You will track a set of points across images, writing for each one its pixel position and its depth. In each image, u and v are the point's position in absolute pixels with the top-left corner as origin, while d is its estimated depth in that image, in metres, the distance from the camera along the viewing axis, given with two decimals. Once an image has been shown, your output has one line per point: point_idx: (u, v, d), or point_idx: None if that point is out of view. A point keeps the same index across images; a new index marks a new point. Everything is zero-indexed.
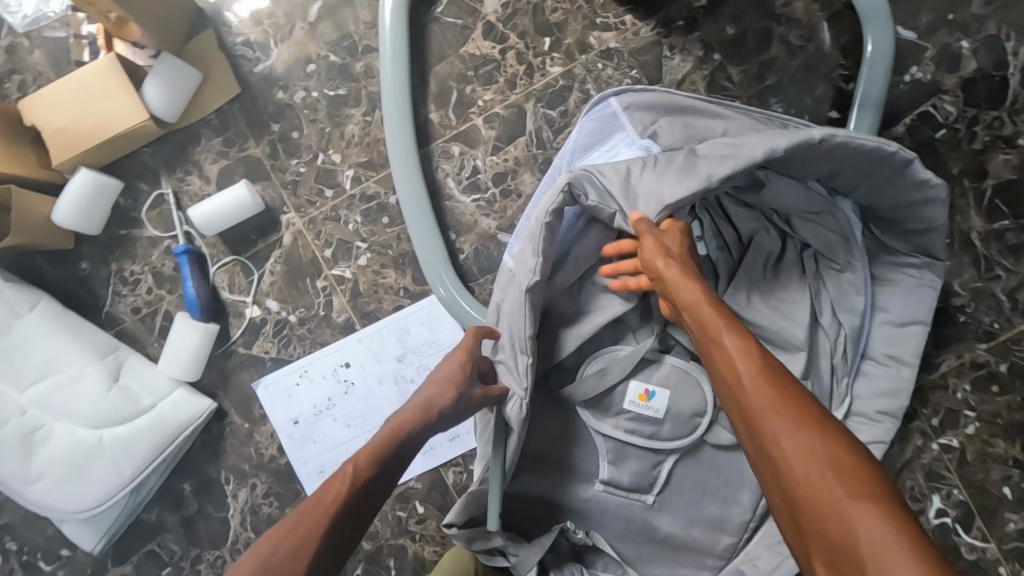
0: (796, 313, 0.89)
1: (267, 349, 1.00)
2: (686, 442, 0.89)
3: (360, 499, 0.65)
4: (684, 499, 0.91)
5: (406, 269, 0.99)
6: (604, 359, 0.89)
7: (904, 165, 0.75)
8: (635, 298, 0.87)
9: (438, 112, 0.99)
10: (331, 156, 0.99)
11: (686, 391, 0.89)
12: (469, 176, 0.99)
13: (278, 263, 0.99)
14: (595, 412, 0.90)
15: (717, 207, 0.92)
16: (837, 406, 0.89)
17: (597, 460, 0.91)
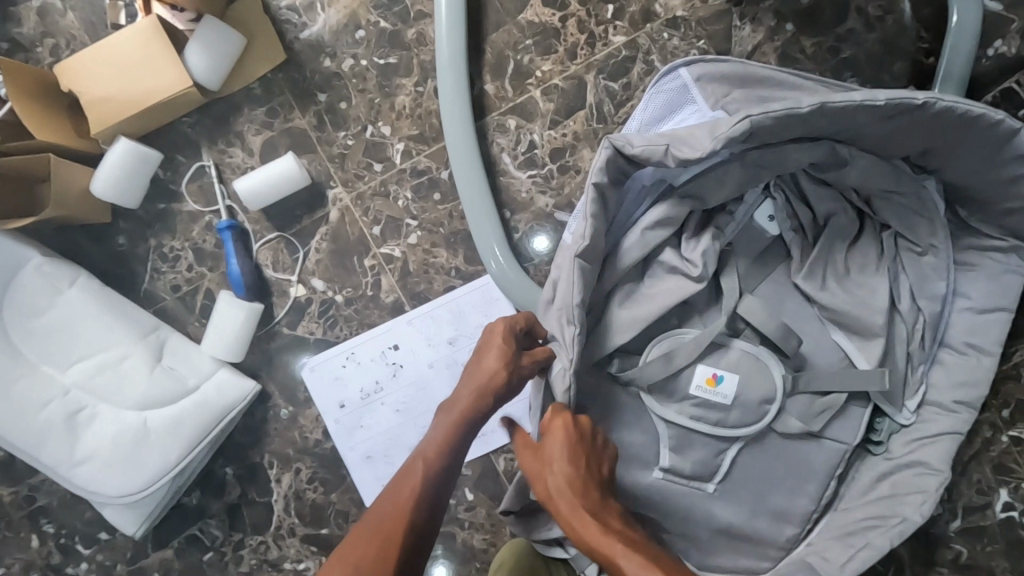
0: (873, 298, 0.86)
1: (313, 330, 0.96)
2: (753, 429, 0.87)
3: (432, 490, 0.66)
4: (747, 488, 0.90)
5: (457, 249, 0.95)
6: (669, 343, 0.86)
7: (1010, 137, 0.72)
8: (705, 278, 0.83)
9: (494, 83, 0.94)
10: (381, 128, 0.94)
11: (755, 377, 0.86)
12: (525, 151, 0.94)
13: (324, 240, 0.95)
14: (658, 397, 0.87)
15: (791, 184, 0.87)
16: (910, 396, 0.87)
17: (658, 448, 0.88)
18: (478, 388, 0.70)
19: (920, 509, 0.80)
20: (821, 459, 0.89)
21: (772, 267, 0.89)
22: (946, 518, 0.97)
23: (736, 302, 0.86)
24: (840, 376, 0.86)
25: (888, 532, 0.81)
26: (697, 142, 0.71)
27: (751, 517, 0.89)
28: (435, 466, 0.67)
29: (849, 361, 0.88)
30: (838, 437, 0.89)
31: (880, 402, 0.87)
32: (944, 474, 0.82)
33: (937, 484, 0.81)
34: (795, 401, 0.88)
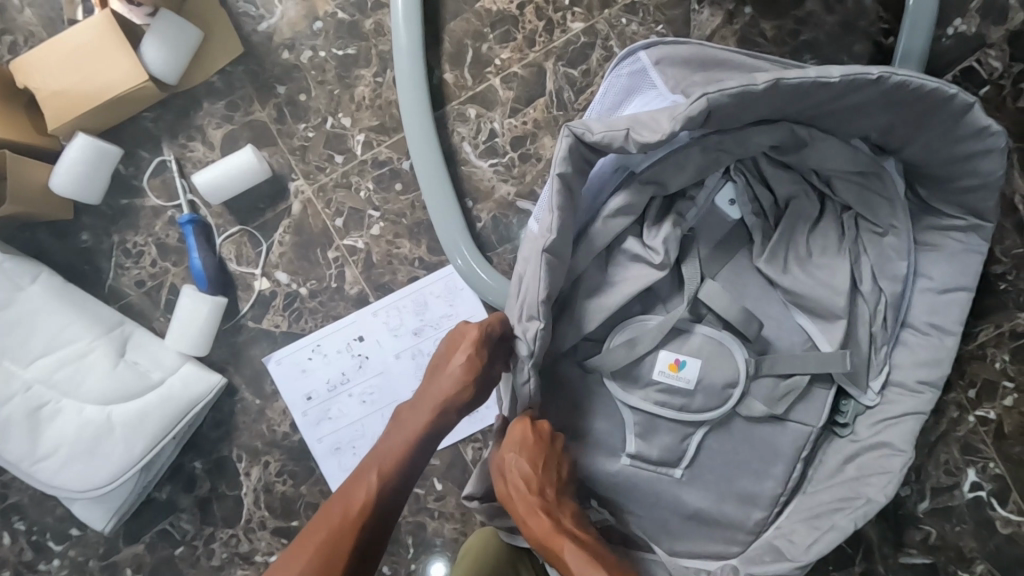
0: (836, 280, 0.85)
1: (278, 323, 0.96)
2: (717, 413, 0.86)
3: (383, 501, 0.65)
4: (715, 472, 0.89)
5: (420, 239, 0.95)
6: (634, 329, 0.85)
7: (964, 110, 0.72)
8: (667, 266, 0.82)
9: (453, 72, 0.93)
10: (341, 120, 0.94)
11: (718, 361, 0.85)
12: (486, 140, 0.94)
13: (287, 233, 0.95)
14: (622, 383, 0.86)
15: (752, 168, 0.87)
16: (874, 376, 0.87)
17: (623, 434, 0.87)
18: (443, 394, 0.68)
19: (884, 490, 0.80)
20: (788, 444, 0.89)
21: (735, 249, 0.88)
22: (914, 499, 0.97)
23: (698, 287, 0.85)
24: (803, 358, 0.86)
25: (854, 513, 0.81)
26: (658, 124, 0.69)
27: (717, 501, 0.89)
28: (390, 473, 0.66)
29: (813, 344, 0.88)
30: (803, 420, 0.89)
31: (846, 383, 0.87)
32: (908, 455, 0.82)
33: (901, 464, 0.82)
34: (759, 385, 0.87)
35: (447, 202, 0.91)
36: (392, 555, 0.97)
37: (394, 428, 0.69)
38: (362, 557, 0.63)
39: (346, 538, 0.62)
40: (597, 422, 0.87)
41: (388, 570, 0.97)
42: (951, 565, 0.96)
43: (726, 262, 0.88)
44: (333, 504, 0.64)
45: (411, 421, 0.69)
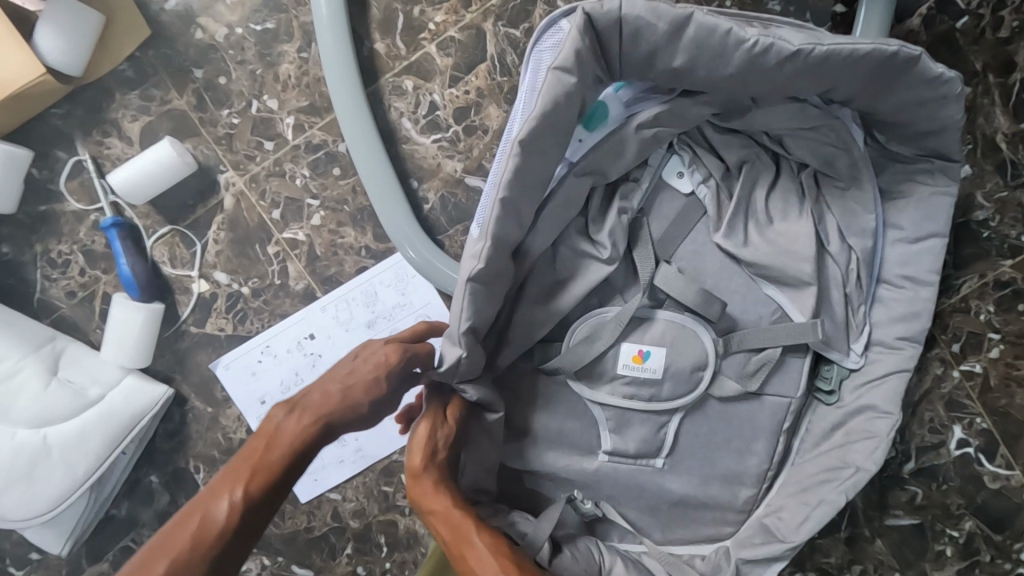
0: (800, 245, 0.79)
1: (222, 326, 0.90)
2: (690, 399, 0.82)
3: (259, 504, 0.56)
4: (696, 456, 0.86)
5: (365, 226, 0.89)
6: (592, 323, 0.80)
7: (908, 64, 0.67)
8: (615, 258, 0.79)
9: (384, 42, 0.85)
10: (267, 102, 0.86)
11: (685, 346, 0.80)
12: (426, 114, 0.86)
13: (222, 229, 0.89)
14: (588, 382, 0.82)
15: (699, 137, 0.82)
16: (856, 339, 0.82)
17: (598, 432, 0.84)
18: (354, 381, 0.61)
19: (872, 457, 0.78)
20: (767, 419, 0.85)
21: (694, 222, 0.82)
22: (899, 460, 0.94)
23: (653, 272, 0.80)
24: (772, 330, 0.81)
25: (842, 485, 0.79)
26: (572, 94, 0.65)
27: (704, 485, 0.86)
28: (279, 466, 0.58)
29: (784, 313, 0.82)
30: (781, 393, 0.85)
31: (828, 350, 0.82)
32: (894, 416, 0.79)
33: (888, 427, 0.79)
34: (730, 361, 0.83)
35: (390, 186, 0.84)
36: (365, 555, 0.94)
37: (290, 413, 0.60)
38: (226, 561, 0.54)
39: (212, 537, 0.54)
40: (554, 418, 0.84)
41: (362, 570, 0.94)
42: (939, 524, 0.93)
43: (688, 234, 0.82)
44: (206, 500, 0.55)
45: (312, 406, 0.60)
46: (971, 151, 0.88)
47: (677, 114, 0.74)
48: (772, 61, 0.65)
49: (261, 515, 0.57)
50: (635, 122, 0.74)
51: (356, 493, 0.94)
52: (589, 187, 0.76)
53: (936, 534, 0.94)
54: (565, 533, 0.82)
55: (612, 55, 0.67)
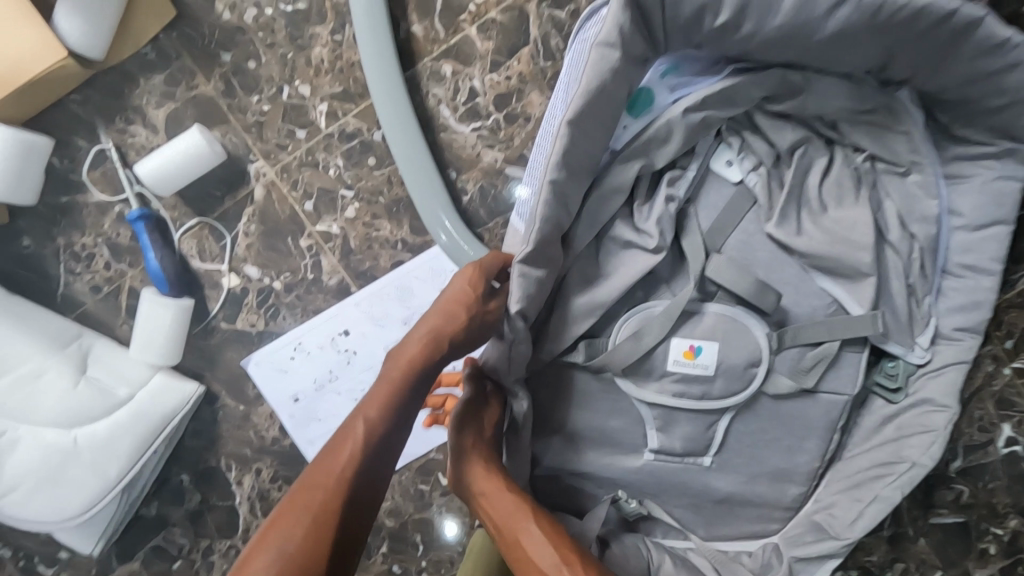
0: (857, 235, 0.75)
1: (253, 322, 0.87)
2: (741, 397, 0.79)
3: (384, 440, 0.60)
4: (743, 454, 0.84)
5: (401, 219, 0.85)
6: (641, 318, 0.77)
7: (969, 29, 0.62)
8: (663, 248, 0.73)
9: (422, 23, 0.81)
10: (299, 88, 0.82)
11: (737, 342, 0.77)
12: (466, 101, 0.82)
13: (252, 222, 0.85)
14: (635, 378, 0.80)
15: (745, 121, 0.76)
16: (920, 331, 0.80)
17: (644, 431, 0.83)
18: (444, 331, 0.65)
19: (929, 451, 0.77)
20: (820, 416, 0.82)
21: (743, 212, 0.77)
22: (945, 458, 0.93)
23: (704, 262, 0.76)
24: (829, 325, 0.77)
25: (898, 480, 0.78)
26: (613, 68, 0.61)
27: (752, 484, 0.85)
28: (392, 411, 0.61)
29: (839, 308, 0.78)
30: (836, 390, 0.81)
31: (887, 344, 0.79)
32: (952, 409, 0.77)
33: (944, 422, 0.77)
34: (785, 357, 0.79)
35: (428, 177, 0.81)
36: (401, 553, 0.93)
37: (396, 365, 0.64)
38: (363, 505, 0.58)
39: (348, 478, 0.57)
40: (597, 416, 0.82)
41: (397, 569, 0.93)
42: (983, 523, 0.91)
43: (733, 227, 0.77)
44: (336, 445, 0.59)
45: (414, 355, 0.64)
46: None
47: (728, 92, 0.69)
48: (816, 17, 0.62)
49: (388, 450, 0.61)
50: (679, 107, 0.69)
51: (391, 492, 0.92)
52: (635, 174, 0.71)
53: (981, 533, 0.91)
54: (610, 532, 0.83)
55: (654, 20, 0.63)
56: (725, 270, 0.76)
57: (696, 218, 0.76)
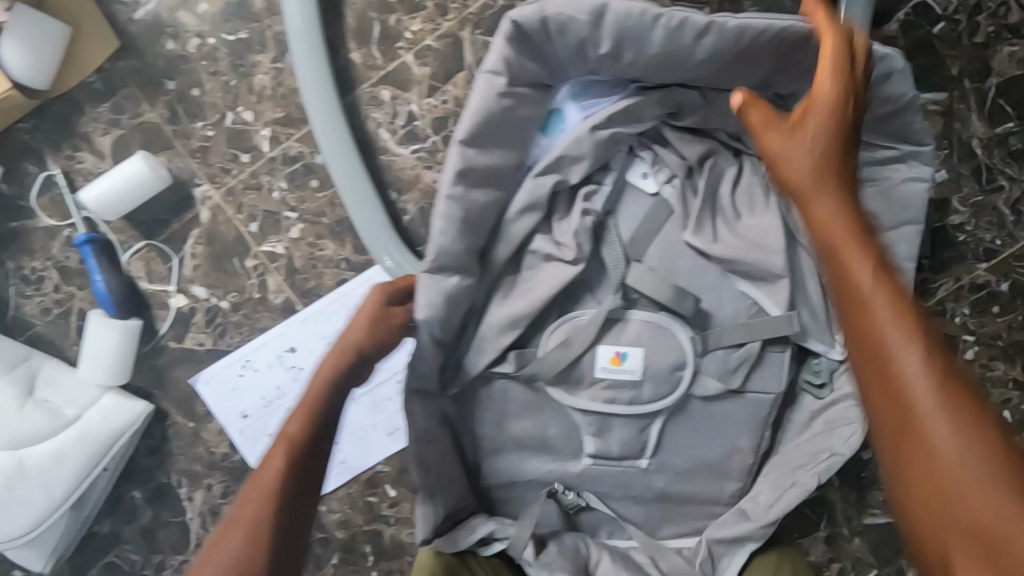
0: (767, 239, 0.80)
1: (202, 340, 0.89)
2: (672, 398, 0.83)
3: (305, 462, 0.63)
4: (680, 455, 0.87)
5: (344, 238, 0.88)
6: (569, 327, 0.81)
7: None
8: (581, 258, 0.79)
9: (360, 51, 0.84)
10: (242, 114, 0.85)
11: (661, 346, 0.81)
12: (404, 124, 0.85)
13: (199, 243, 0.87)
14: (567, 387, 0.84)
15: (655, 136, 0.82)
16: (836, 326, 0.85)
17: (580, 436, 0.87)
18: (361, 335, 0.69)
19: (848, 442, 0.81)
20: (747, 418, 0.86)
21: (663, 222, 0.82)
22: (876, 460, 0.96)
23: (624, 273, 0.81)
24: (746, 328, 0.82)
25: (817, 468, 0.81)
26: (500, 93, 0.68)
27: (690, 487, 0.88)
28: (320, 420, 0.65)
29: (759, 308, 0.83)
30: (762, 389, 0.85)
31: (807, 342, 0.85)
32: None
33: (865, 414, 0.82)
34: (710, 360, 0.83)
35: (365, 197, 0.83)
36: (352, 564, 0.95)
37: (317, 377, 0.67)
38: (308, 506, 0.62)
39: (285, 487, 0.60)
40: (536, 422, 0.87)
41: None
42: None
43: (655, 236, 0.82)
44: (266, 464, 0.62)
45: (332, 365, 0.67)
46: (948, 156, 0.88)
47: (631, 109, 0.75)
48: (691, 41, 0.65)
49: (314, 470, 0.63)
50: (587, 126, 0.75)
51: (341, 504, 0.94)
52: (553, 185, 0.76)
53: None
54: (551, 530, 0.88)
55: (545, 50, 0.68)
56: (645, 280, 0.81)
57: (618, 228, 0.81)
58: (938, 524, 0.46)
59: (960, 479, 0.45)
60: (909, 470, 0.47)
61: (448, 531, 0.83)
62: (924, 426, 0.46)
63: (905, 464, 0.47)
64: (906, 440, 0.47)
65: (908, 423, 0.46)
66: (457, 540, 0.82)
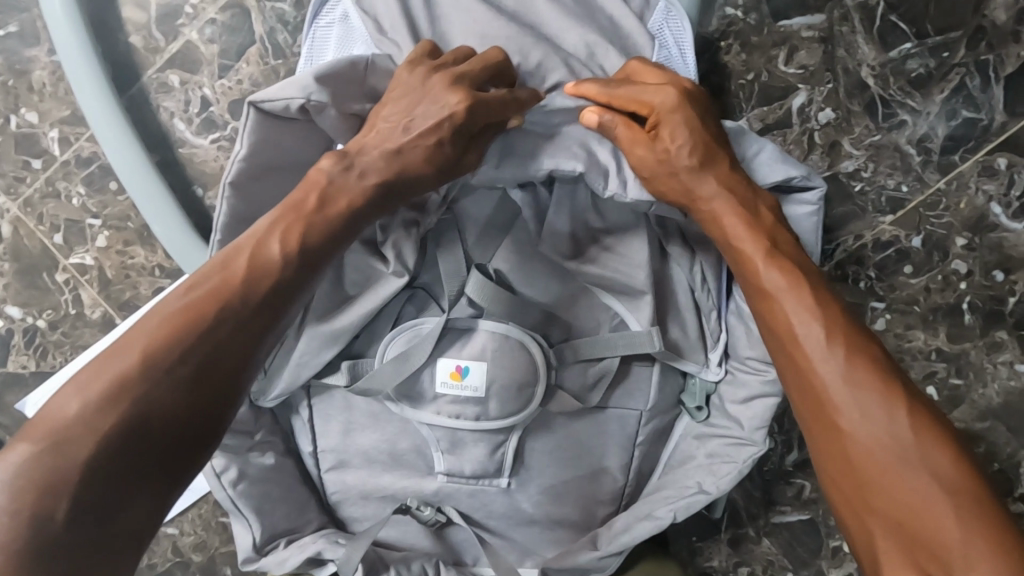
0: (630, 252, 0.71)
1: (24, 363, 0.82)
2: (523, 416, 0.71)
3: (186, 412, 0.44)
4: (543, 471, 0.75)
5: (155, 244, 0.81)
6: (408, 337, 0.71)
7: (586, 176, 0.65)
8: (405, 272, 0.68)
9: (139, 33, 0.77)
10: (25, 115, 0.78)
11: (509, 359, 0.69)
12: (199, 112, 0.78)
13: (5, 260, 0.81)
14: (409, 401, 0.72)
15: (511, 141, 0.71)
16: (712, 345, 0.74)
17: (429, 452, 0.75)
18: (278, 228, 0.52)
19: (719, 482, 0.70)
20: (611, 427, 0.76)
21: (508, 225, 0.73)
22: (781, 451, 0.85)
23: (464, 280, 0.70)
24: (606, 340, 0.71)
25: (677, 504, 0.71)
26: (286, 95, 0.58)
27: (564, 498, 0.76)
28: (156, 398, 0.43)
29: (621, 323, 0.73)
30: (627, 403, 0.76)
31: (679, 362, 0.74)
32: (759, 447, 0.69)
33: (748, 456, 0.70)
34: (571, 374, 0.73)
35: (153, 186, 0.74)
36: None
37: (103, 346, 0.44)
38: (109, 525, 0.40)
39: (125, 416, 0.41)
40: (375, 438, 0.75)
41: None
42: (832, 517, 0.82)
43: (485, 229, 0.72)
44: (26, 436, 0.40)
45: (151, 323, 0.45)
46: (833, 92, 0.76)
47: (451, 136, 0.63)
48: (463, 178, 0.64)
49: (197, 417, 0.44)
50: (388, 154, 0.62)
51: (194, 526, 0.89)
52: None
53: (830, 529, 0.82)
54: (400, 553, 0.75)
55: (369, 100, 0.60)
56: (484, 287, 0.68)
57: (459, 231, 0.71)
58: None
59: (951, 545, 0.41)
60: (887, 530, 0.44)
61: (274, 551, 0.72)
62: (902, 491, 0.43)
63: (888, 523, 0.44)
64: (874, 506, 0.44)
65: (866, 479, 0.45)
66: (286, 559, 0.70)
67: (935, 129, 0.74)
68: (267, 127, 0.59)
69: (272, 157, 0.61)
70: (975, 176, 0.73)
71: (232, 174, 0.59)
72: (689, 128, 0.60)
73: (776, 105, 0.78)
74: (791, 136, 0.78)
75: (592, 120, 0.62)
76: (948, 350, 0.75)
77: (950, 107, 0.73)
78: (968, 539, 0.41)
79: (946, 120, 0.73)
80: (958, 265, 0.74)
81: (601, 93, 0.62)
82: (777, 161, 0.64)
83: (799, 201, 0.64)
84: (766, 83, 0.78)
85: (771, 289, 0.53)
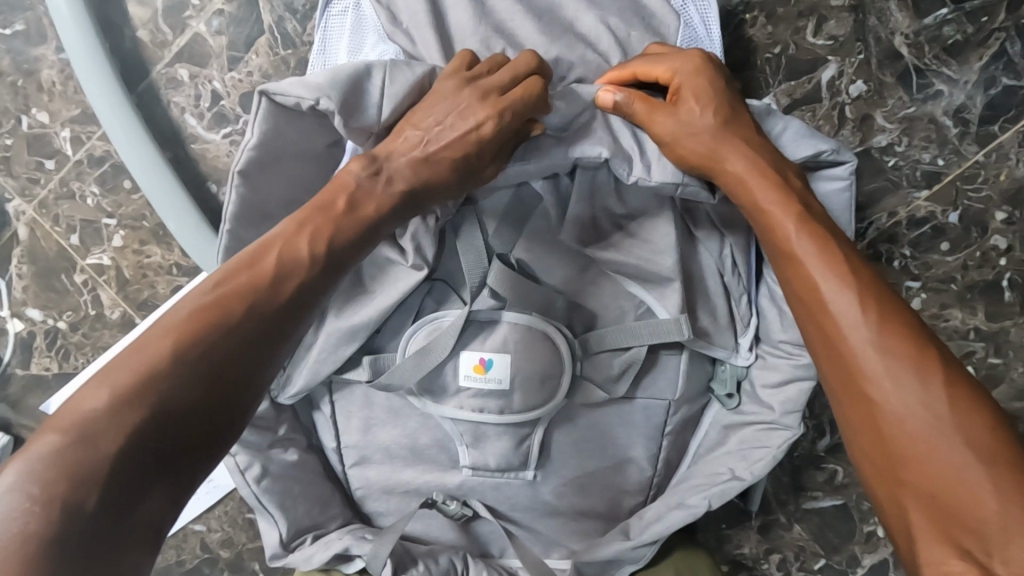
0: (656, 238, 0.69)
1: (47, 365, 0.82)
2: (548, 408, 0.70)
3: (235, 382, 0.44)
4: (570, 463, 0.75)
5: (170, 242, 0.80)
6: (429, 331, 0.69)
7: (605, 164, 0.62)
8: (424, 264, 0.66)
9: (146, 28, 0.76)
10: (36, 115, 0.78)
11: (533, 351, 0.68)
12: (210, 106, 0.77)
13: (22, 263, 0.81)
14: (431, 395, 0.71)
15: None
16: (741, 331, 0.72)
17: (454, 445, 0.74)
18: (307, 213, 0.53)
19: (752, 467, 0.69)
20: (640, 422, 0.75)
21: (532, 213, 0.70)
22: (812, 437, 0.83)
23: (485, 271, 0.68)
24: (634, 329, 0.69)
25: (710, 491, 0.70)
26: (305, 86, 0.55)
27: (591, 488, 0.75)
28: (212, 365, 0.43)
29: (649, 311, 0.71)
30: (655, 394, 0.74)
31: (711, 349, 0.72)
32: (793, 431, 0.68)
33: (781, 441, 0.69)
34: (594, 365, 0.72)
35: (166, 177, 0.73)
36: None
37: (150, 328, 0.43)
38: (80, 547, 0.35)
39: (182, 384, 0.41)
40: (398, 433, 0.74)
41: None
42: (865, 502, 0.81)
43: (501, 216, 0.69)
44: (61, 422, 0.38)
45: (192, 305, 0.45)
46: (864, 63, 0.73)
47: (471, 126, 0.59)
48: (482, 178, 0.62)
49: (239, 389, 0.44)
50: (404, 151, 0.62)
51: (220, 523, 0.89)
52: None
53: (864, 514, 0.81)
54: (427, 547, 0.74)
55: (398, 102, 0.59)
56: (506, 278, 0.66)
57: (478, 220, 0.69)
58: (953, 550, 0.39)
59: (992, 519, 0.39)
60: (921, 505, 0.41)
61: (300, 547, 0.72)
62: (936, 456, 0.41)
63: (922, 496, 0.41)
64: (908, 479, 0.42)
65: (899, 451, 0.43)
66: (313, 555, 0.70)
67: (973, 99, 0.71)
68: (278, 117, 0.57)
69: (282, 148, 0.59)
70: (1016, 147, 0.71)
71: (242, 163, 0.57)
72: (711, 91, 0.60)
73: (804, 79, 0.75)
74: (821, 111, 0.75)
75: (608, 99, 0.60)
76: (986, 328, 0.73)
77: (989, 74, 0.70)
78: (1013, 512, 0.38)
79: (984, 88, 0.71)
80: (997, 240, 0.72)
81: (624, 67, 0.62)
82: (805, 136, 0.62)
83: (828, 176, 0.62)
84: (793, 57, 0.75)
85: (799, 253, 0.52)
